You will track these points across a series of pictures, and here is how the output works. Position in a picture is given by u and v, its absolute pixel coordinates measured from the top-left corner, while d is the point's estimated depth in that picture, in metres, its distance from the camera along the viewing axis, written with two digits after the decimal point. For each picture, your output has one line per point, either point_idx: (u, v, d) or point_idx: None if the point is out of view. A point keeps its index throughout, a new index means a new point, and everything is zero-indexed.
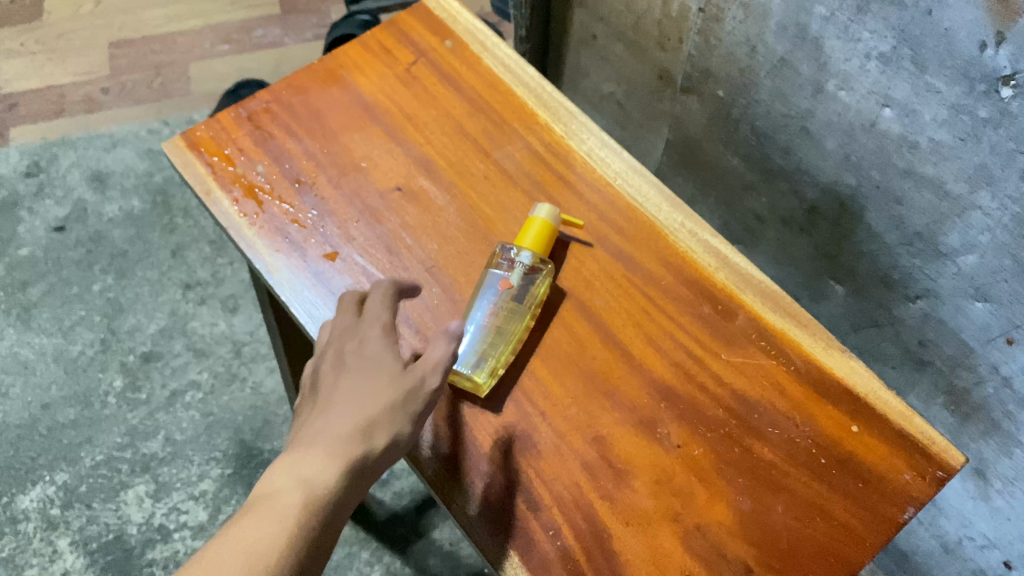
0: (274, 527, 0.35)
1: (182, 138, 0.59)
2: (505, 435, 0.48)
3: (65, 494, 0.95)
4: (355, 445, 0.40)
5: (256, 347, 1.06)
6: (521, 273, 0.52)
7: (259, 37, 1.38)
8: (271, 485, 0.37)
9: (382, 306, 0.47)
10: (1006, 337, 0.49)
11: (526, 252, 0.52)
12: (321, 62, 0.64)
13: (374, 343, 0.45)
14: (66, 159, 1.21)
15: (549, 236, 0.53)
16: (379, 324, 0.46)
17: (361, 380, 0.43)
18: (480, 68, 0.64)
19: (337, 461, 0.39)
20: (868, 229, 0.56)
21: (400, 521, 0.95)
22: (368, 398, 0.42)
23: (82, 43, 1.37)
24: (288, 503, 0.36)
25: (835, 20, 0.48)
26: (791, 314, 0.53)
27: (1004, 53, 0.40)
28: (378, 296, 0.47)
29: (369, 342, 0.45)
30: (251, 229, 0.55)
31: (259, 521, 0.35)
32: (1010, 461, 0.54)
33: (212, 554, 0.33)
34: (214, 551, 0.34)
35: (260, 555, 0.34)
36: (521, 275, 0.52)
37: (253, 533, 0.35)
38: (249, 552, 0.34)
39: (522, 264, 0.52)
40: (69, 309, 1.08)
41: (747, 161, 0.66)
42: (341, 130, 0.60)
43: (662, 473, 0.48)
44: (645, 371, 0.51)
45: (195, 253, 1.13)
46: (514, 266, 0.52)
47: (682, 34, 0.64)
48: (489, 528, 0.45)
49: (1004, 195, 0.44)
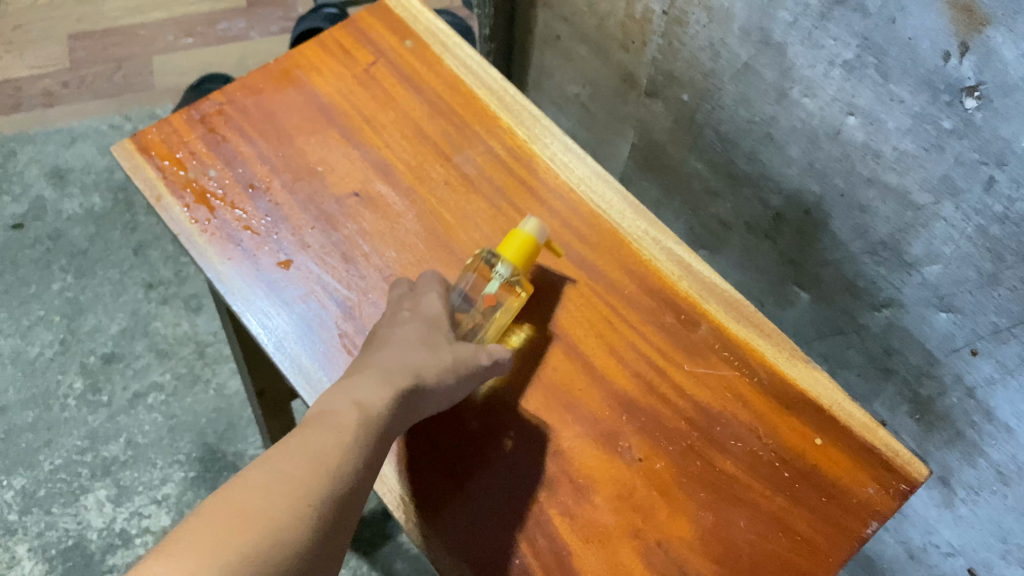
0: (322, 451, 0.36)
1: (132, 141, 0.57)
2: (463, 450, 0.47)
3: (23, 499, 0.93)
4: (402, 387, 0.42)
5: (220, 348, 1.04)
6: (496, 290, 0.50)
7: (223, 30, 1.35)
8: (321, 416, 0.39)
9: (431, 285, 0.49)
10: (970, 348, 0.49)
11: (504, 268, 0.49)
12: (277, 61, 0.62)
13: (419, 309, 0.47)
14: (24, 154, 1.18)
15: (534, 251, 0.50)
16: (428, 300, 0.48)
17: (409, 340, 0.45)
18: (441, 69, 0.62)
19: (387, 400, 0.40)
20: (832, 237, 0.56)
21: (367, 525, 0.93)
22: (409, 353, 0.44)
23: (40, 34, 1.33)
24: (337, 431, 0.38)
25: (799, 26, 0.48)
26: (754, 323, 0.53)
27: (968, 64, 0.39)
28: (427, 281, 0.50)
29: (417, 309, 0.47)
30: (202, 236, 0.53)
31: (310, 444, 0.36)
32: (973, 470, 0.54)
33: (263, 471, 0.35)
34: (266, 470, 0.35)
35: (309, 475, 0.35)
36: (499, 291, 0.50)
37: (305, 454, 0.36)
38: (299, 473, 0.35)
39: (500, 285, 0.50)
40: (27, 310, 1.06)
41: (712, 166, 0.65)
42: (297, 133, 0.58)
43: (623, 488, 0.47)
44: (607, 383, 0.50)
45: (157, 252, 1.11)
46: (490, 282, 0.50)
47: (646, 36, 0.63)
48: (446, 548, 0.44)
49: (967, 206, 0.44)
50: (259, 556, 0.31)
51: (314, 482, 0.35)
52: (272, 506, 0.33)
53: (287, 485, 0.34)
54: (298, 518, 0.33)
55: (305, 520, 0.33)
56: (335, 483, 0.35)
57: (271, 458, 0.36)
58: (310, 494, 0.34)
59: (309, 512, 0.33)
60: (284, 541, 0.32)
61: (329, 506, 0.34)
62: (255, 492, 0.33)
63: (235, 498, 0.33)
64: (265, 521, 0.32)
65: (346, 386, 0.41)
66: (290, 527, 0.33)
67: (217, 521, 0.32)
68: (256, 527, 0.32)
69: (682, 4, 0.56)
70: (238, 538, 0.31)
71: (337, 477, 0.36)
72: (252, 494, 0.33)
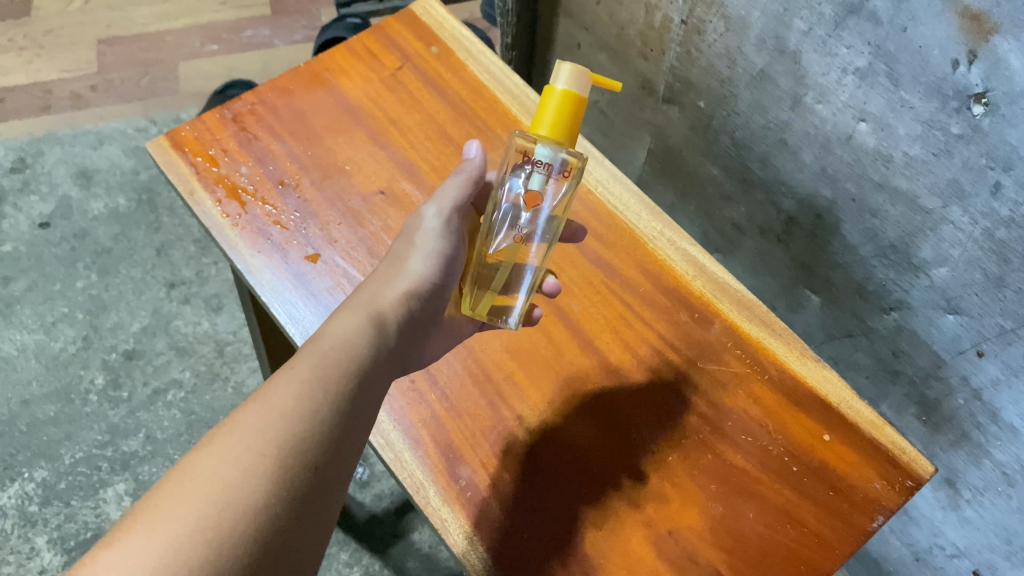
0: (289, 408, 0.36)
1: (166, 137, 0.59)
2: (482, 440, 0.49)
3: (44, 491, 0.95)
4: (378, 334, 0.42)
5: (240, 346, 1.06)
6: (542, 180, 0.44)
7: (248, 37, 1.38)
8: (287, 366, 0.39)
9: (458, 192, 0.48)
10: (976, 350, 0.50)
11: (545, 150, 0.43)
12: (307, 64, 0.64)
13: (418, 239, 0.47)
14: (52, 155, 1.21)
15: (577, 113, 0.43)
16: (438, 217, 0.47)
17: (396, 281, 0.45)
18: (465, 74, 0.64)
19: (360, 348, 0.40)
20: (843, 241, 0.57)
21: (380, 523, 0.94)
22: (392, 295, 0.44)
23: (70, 39, 1.36)
24: (305, 385, 0.37)
25: (813, 35, 0.49)
26: (766, 323, 0.54)
27: (976, 72, 0.41)
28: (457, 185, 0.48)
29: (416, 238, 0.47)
30: (233, 230, 0.55)
31: (275, 400, 0.36)
32: (979, 471, 0.55)
33: (224, 435, 0.35)
34: (229, 433, 0.35)
35: (272, 434, 0.35)
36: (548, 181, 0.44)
37: (269, 413, 0.36)
38: (263, 432, 0.35)
39: (542, 171, 0.44)
40: (52, 306, 1.08)
41: (726, 171, 0.66)
42: (325, 133, 0.60)
43: (634, 478, 0.48)
44: (622, 378, 0.52)
45: (180, 252, 1.13)
46: (532, 168, 0.44)
47: (665, 45, 0.65)
48: (464, 531, 0.46)
49: (974, 210, 0.45)
50: (221, 526, 0.32)
51: (279, 442, 0.35)
52: (234, 472, 0.33)
53: (251, 449, 0.34)
54: (251, 484, 0.33)
55: (268, 485, 0.34)
56: (303, 440, 0.36)
57: (235, 417, 0.36)
58: (274, 455, 0.35)
59: (273, 476, 0.34)
60: (246, 507, 0.33)
61: (295, 466, 0.35)
62: (217, 458, 0.34)
63: (197, 465, 0.34)
64: (224, 490, 0.33)
65: (316, 334, 0.41)
66: (253, 493, 0.33)
67: (177, 492, 0.33)
68: (216, 497, 0.32)
69: (700, 12, 0.58)
70: (199, 509, 0.32)
71: (307, 438, 0.36)
72: (215, 461, 0.34)
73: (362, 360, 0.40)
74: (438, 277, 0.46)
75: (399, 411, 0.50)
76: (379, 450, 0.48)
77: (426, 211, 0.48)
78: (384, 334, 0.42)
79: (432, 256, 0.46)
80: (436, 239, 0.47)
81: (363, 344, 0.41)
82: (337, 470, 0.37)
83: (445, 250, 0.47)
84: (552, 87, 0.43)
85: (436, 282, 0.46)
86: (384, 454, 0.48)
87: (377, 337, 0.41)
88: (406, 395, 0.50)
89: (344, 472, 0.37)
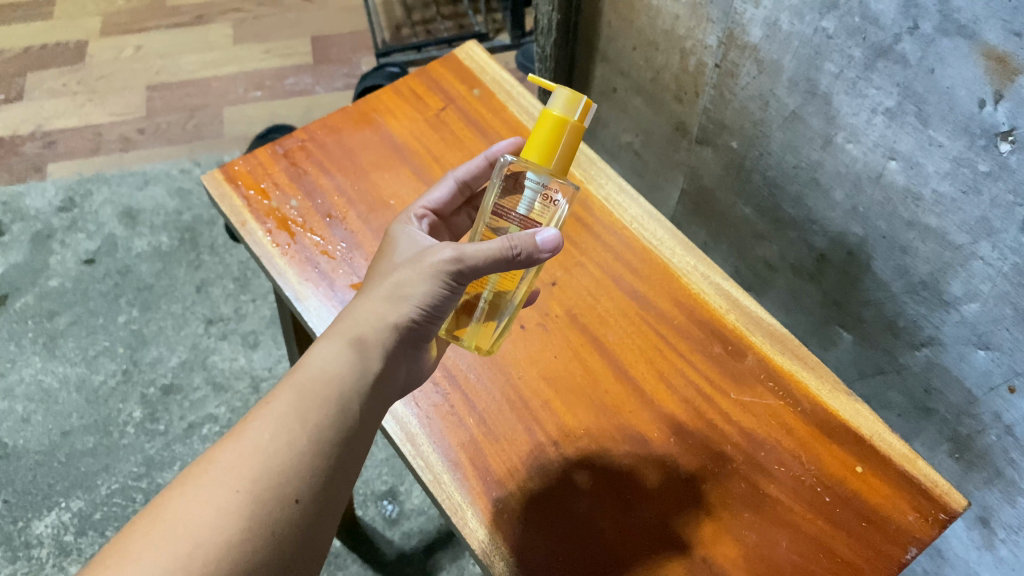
0: (265, 443, 0.37)
1: (220, 171, 0.63)
2: (518, 463, 0.50)
3: (79, 521, 0.94)
4: (360, 363, 0.41)
5: (275, 382, 1.05)
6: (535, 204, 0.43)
7: (291, 84, 1.43)
8: (266, 400, 0.39)
9: (487, 256, 0.40)
10: (1008, 385, 0.51)
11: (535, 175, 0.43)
12: (356, 105, 0.68)
13: (420, 272, 0.42)
14: (100, 195, 1.24)
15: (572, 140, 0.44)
16: (453, 259, 0.41)
17: (381, 312, 0.42)
18: (506, 115, 0.67)
19: (340, 377, 0.40)
20: (874, 277, 0.58)
21: (408, 561, 0.90)
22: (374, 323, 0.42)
23: (122, 85, 1.42)
24: (281, 420, 0.38)
25: (844, 77, 0.51)
26: (798, 357, 0.55)
27: (1002, 110, 0.42)
28: (439, 194, 0.52)
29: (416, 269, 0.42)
30: (283, 258, 0.58)
31: (251, 438, 0.37)
32: (1013, 509, 0.54)
33: (202, 473, 0.36)
34: (206, 472, 0.36)
35: (248, 470, 0.36)
36: (540, 206, 0.44)
37: (246, 450, 0.37)
38: (240, 469, 0.36)
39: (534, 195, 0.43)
40: (94, 340, 1.09)
41: (759, 210, 0.68)
42: (372, 169, 0.63)
43: (666, 505, 0.49)
44: (656, 407, 0.53)
45: (219, 289, 1.14)
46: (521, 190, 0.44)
47: (699, 88, 0.67)
48: (500, 552, 0.47)
49: (1004, 245, 0.46)
50: (193, 563, 0.33)
51: (256, 476, 0.36)
52: (208, 511, 0.35)
53: (226, 486, 0.35)
54: (225, 516, 0.35)
55: (243, 520, 0.35)
56: (281, 473, 0.36)
57: (212, 455, 0.37)
58: (249, 490, 0.36)
59: (249, 511, 0.35)
60: (220, 543, 0.34)
61: (273, 500, 0.36)
62: (195, 496, 0.35)
63: (177, 501, 0.35)
64: (198, 529, 0.34)
65: (298, 366, 0.41)
66: (229, 526, 0.34)
67: (153, 530, 0.34)
68: (190, 536, 0.34)
69: (734, 57, 0.61)
70: (172, 548, 0.33)
71: (284, 469, 0.37)
72: (191, 501, 0.35)
73: (345, 390, 0.40)
74: (423, 318, 0.43)
75: (439, 433, 0.51)
76: (418, 472, 0.50)
77: (442, 247, 0.42)
78: (366, 362, 0.41)
79: (420, 302, 0.42)
80: (430, 284, 0.41)
81: (343, 374, 0.40)
82: (324, 499, 0.37)
83: (437, 299, 0.42)
84: (568, 118, 0.43)
85: (420, 321, 0.42)
86: (423, 475, 0.50)
87: (356, 370, 0.41)
88: (445, 419, 0.52)
89: (332, 502, 0.38)
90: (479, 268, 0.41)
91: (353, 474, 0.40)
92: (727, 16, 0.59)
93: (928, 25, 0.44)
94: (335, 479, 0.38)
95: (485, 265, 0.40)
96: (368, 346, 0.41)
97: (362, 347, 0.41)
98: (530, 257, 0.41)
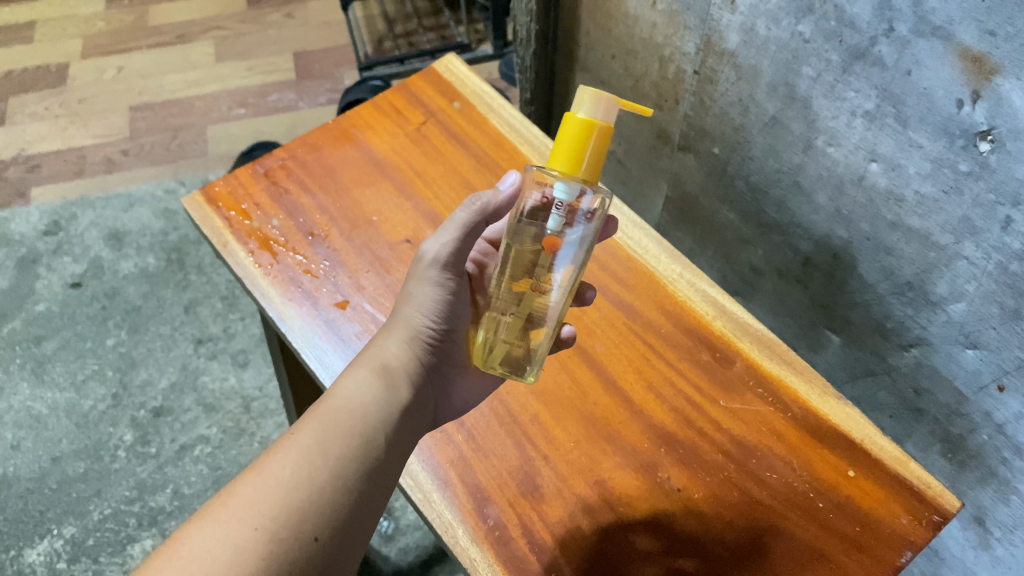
0: (285, 477, 0.37)
1: (200, 193, 0.63)
2: (510, 479, 0.50)
3: (72, 548, 0.93)
4: (388, 391, 0.43)
5: (265, 401, 1.04)
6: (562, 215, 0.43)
7: (274, 101, 1.42)
8: (291, 432, 0.39)
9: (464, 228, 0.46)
10: (997, 384, 0.50)
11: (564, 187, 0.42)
12: (336, 122, 0.67)
13: (417, 285, 0.46)
14: (85, 218, 1.23)
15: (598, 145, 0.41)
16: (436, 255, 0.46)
17: (398, 338, 0.46)
18: (487, 127, 0.67)
19: (365, 407, 0.41)
20: (860, 279, 0.58)
21: None
22: (394, 347, 0.45)
23: (104, 106, 1.42)
24: (302, 453, 0.38)
25: (822, 81, 0.51)
26: (787, 362, 0.55)
27: (980, 110, 0.42)
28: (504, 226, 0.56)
29: (413, 286, 0.46)
30: (265, 279, 0.57)
31: (271, 471, 0.37)
32: (1007, 508, 0.54)
33: (219, 508, 0.36)
34: (223, 507, 0.36)
35: (265, 505, 0.36)
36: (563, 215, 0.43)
37: (265, 484, 0.36)
38: (256, 505, 0.36)
39: (562, 210, 0.42)
40: (83, 364, 1.08)
41: (743, 216, 0.68)
42: (353, 186, 0.63)
43: (662, 518, 0.48)
44: (646, 417, 0.53)
45: (207, 309, 1.13)
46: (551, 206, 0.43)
47: (679, 95, 0.67)
48: (493, 570, 0.46)
49: (987, 245, 0.46)
50: None
51: (274, 511, 0.36)
52: (224, 549, 0.34)
53: (243, 521, 0.35)
54: (240, 553, 0.34)
55: (260, 559, 0.34)
56: (301, 508, 0.36)
57: (231, 490, 0.37)
58: (268, 526, 0.35)
59: (266, 548, 0.34)
60: None
61: (291, 535, 0.35)
62: (209, 533, 0.35)
63: (191, 539, 0.35)
64: (213, 568, 0.33)
65: (323, 398, 0.42)
66: (245, 563, 0.34)
67: (167, 568, 0.33)
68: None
69: (712, 63, 0.61)
70: None
71: (303, 502, 0.36)
72: (206, 538, 0.35)
73: (368, 421, 0.41)
74: (439, 324, 0.47)
75: (428, 450, 0.51)
76: (408, 491, 0.49)
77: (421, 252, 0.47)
78: (394, 388, 0.43)
79: (430, 306, 0.46)
80: (433, 287, 0.46)
81: (368, 403, 0.41)
82: (343, 537, 0.37)
83: (444, 299, 0.46)
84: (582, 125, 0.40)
85: (438, 328, 0.47)
86: (414, 495, 0.49)
87: (380, 391, 0.42)
88: (434, 437, 0.51)
89: (352, 539, 0.37)
90: (462, 246, 0.46)
91: (376, 514, 0.39)
92: (704, 22, 0.59)
93: (904, 27, 0.44)
94: (356, 515, 0.38)
95: (464, 238, 0.46)
96: (392, 373, 0.44)
97: (386, 375, 0.43)
98: (499, 207, 0.47)
